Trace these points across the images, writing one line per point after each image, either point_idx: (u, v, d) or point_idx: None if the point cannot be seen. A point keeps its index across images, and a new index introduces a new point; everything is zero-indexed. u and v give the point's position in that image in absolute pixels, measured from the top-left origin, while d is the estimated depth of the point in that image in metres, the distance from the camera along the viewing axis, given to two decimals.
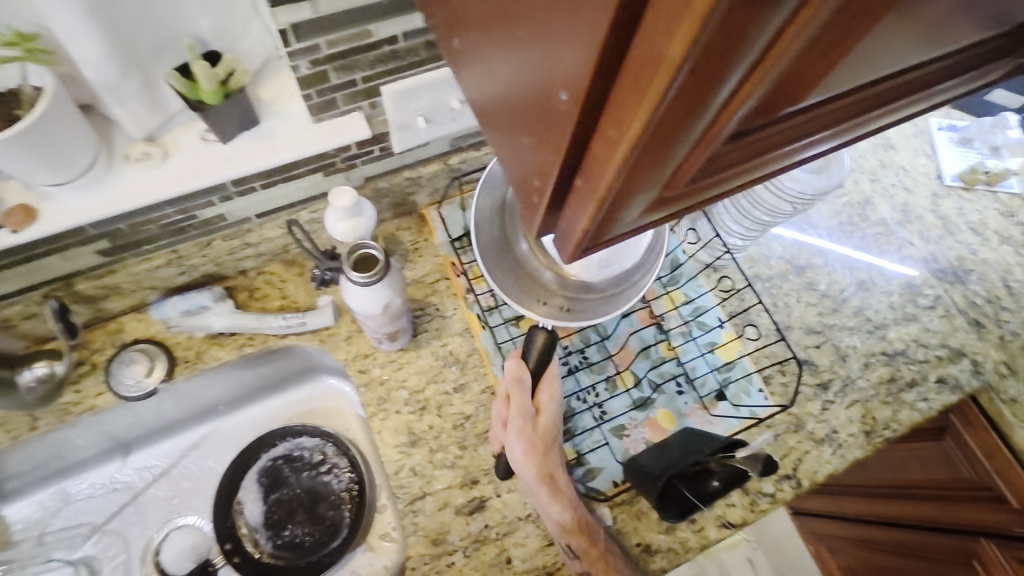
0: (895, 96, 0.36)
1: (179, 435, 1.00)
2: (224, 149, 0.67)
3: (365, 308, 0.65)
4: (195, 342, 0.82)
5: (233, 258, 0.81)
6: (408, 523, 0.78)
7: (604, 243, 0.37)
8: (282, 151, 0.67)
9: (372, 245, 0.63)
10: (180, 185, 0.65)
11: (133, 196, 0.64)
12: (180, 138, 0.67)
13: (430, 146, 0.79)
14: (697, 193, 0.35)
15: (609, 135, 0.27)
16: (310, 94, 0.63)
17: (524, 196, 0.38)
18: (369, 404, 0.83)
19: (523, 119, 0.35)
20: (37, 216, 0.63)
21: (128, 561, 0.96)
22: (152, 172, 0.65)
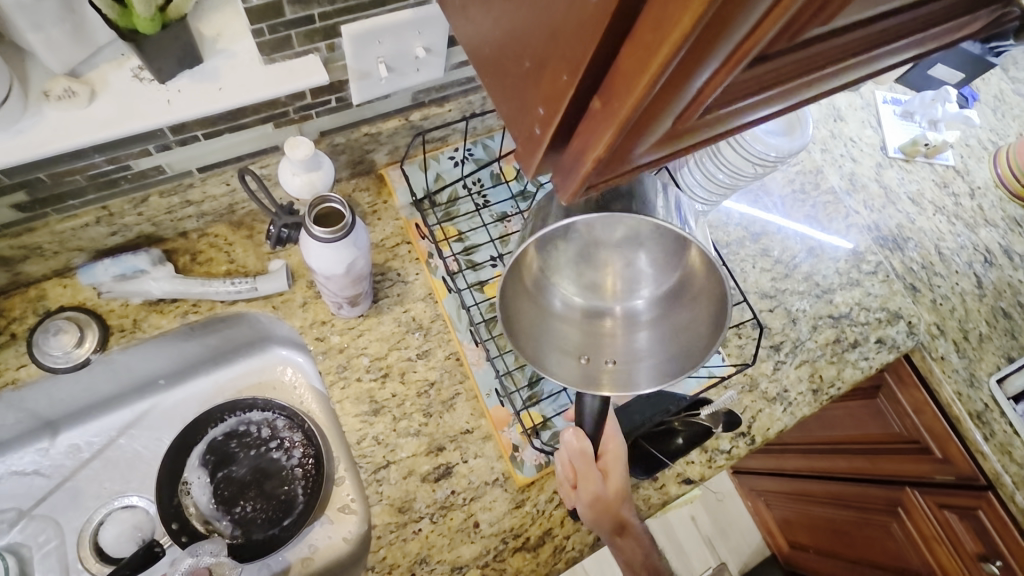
0: (868, 45, 0.38)
1: (114, 411, 0.93)
2: (161, 90, 0.60)
3: (328, 268, 0.62)
4: (131, 310, 0.75)
5: (174, 217, 0.74)
6: (373, 491, 0.75)
7: (605, 178, 0.37)
8: (229, 94, 0.61)
9: (335, 199, 0.59)
10: (109, 128, 0.58)
11: (55, 139, 0.57)
12: (109, 76, 0.60)
13: (391, 99, 0.75)
14: (694, 130, 0.36)
15: (640, 48, 0.27)
16: (261, 30, 0.57)
17: (524, 127, 0.37)
18: (329, 372, 0.79)
19: (530, 43, 0.34)
20: None
21: (61, 546, 0.89)
22: (77, 113, 0.58)
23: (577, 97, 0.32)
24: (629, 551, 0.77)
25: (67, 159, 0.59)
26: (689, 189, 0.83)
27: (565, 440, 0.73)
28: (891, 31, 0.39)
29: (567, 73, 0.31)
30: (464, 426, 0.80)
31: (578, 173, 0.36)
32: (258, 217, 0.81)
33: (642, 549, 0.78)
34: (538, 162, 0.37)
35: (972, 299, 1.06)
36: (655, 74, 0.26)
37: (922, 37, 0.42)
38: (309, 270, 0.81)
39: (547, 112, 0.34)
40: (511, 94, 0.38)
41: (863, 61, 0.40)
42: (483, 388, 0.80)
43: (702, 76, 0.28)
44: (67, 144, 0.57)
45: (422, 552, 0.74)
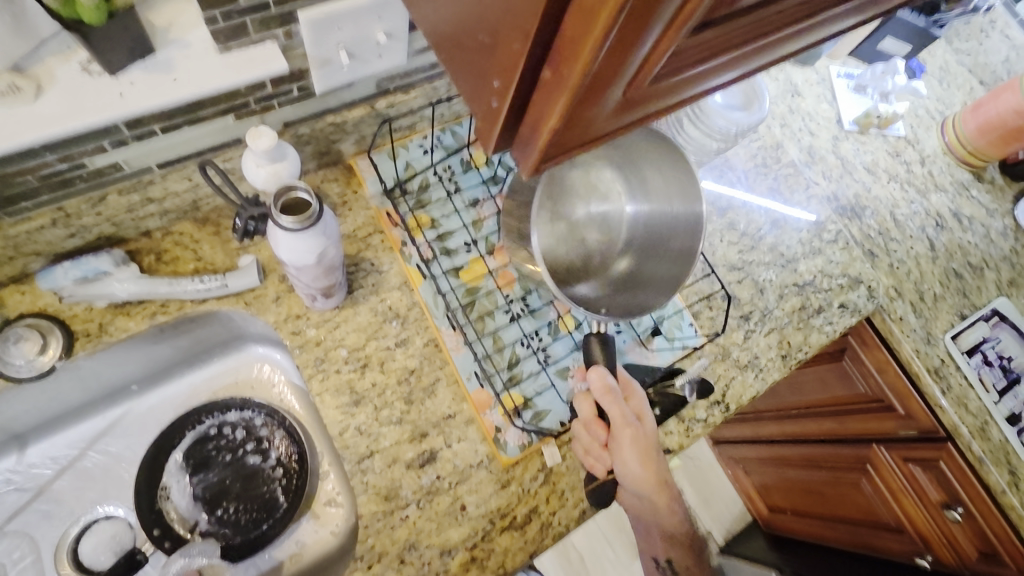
0: (808, 13, 0.40)
1: (85, 420, 0.90)
2: (113, 83, 0.58)
3: (297, 258, 0.60)
4: (96, 313, 0.73)
5: (136, 217, 0.72)
6: (358, 482, 0.75)
7: (565, 150, 0.37)
8: (185, 85, 0.59)
9: (302, 188, 0.58)
10: (61, 124, 0.56)
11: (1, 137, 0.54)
12: (56, 70, 0.58)
13: (354, 86, 0.74)
14: (648, 98, 0.36)
15: (584, 13, 0.27)
16: (215, 17, 0.56)
17: (482, 103, 0.37)
18: (306, 366, 0.78)
19: (482, 17, 0.34)
20: None
21: (38, 561, 0.87)
22: (24, 111, 0.56)
23: (529, 65, 0.32)
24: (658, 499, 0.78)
25: (17, 159, 0.57)
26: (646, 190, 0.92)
27: (591, 381, 0.75)
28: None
29: (518, 42, 0.31)
30: (446, 411, 0.80)
31: (536, 146, 0.36)
32: (223, 213, 0.79)
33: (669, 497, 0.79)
34: (497, 139, 0.38)
35: (926, 261, 1.11)
36: (600, 35, 0.27)
37: (860, 5, 0.44)
38: (280, 265, 0.80)
39: (502, 84, 0.34)
40: (467, 71, 0.38)
41: (804, 29, 0.41)
42: (463, 372, 0.81)
43: (648, 40, 0.29)
44: (15, 143, 0.55)
45: (410, 539, 0.74)
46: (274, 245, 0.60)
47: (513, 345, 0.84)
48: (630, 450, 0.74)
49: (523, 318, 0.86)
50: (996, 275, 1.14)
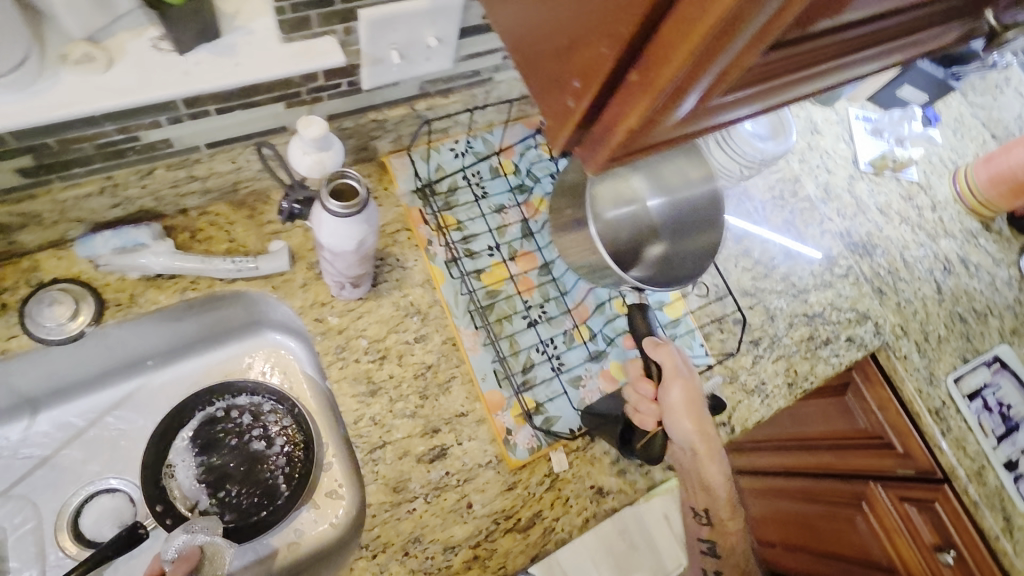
0: (862, 47, 0.42)
1: (100, 390, 0.91)
2: (179, 62, 0.60)
3: (337, 242, 0.62)
4: (128, 284, 0.75)
5: (178, 193, 0.75)
6: (368, 471, 0.76)
7: (632, 152, 0.39)
8: (246, 70, 0.62)
9: (353, 175, 0.59)
10: (126, 95, 0.58)
11: (69, 104, 0.56)
12: (127, 44, 0.60)
13: (399, 87, 0.77)
14: (712, 111, 0.39)
15: (679, 26, 0.29)
16: (284, 9, 0.58)
17: (556, 103, 0.40)
18: (327, 353, 0.80)
19: (567, 23, 0.37)
20: None
21: (38, 528, 0.86)
22: (93, 79, 0.58)
23: (614, 69, 0.34)
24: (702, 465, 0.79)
25: (78, 126, 0.59)
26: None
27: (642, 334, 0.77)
28: (881, 36, 0.43)
29: (607, 48, 0.33)
30: (459, 409, 0.81)
31: (607, 145, 0.38)
32: (261, 198, 0.82)
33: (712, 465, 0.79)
34: (567, 137, 0.40)
35: (932, 303, 1.14)
36: (693, 48, 0.29)
37: (910, 42, 0.47)
38: (310, 252, 0.82)
39: (582, 87, 0.37)
40: (543, 74, 0.41)
41: (857, 61, 0.44)
42: (479, 372, 0.83)
43: (731, 57, 0.31)
44: (81, 110, 0.57)
45: (415, 533, 0.75)
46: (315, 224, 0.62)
47: (529, 350, 0.86)
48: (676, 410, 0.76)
49: (540, 325, 0.88)
50: (1000, 323, 1.16)
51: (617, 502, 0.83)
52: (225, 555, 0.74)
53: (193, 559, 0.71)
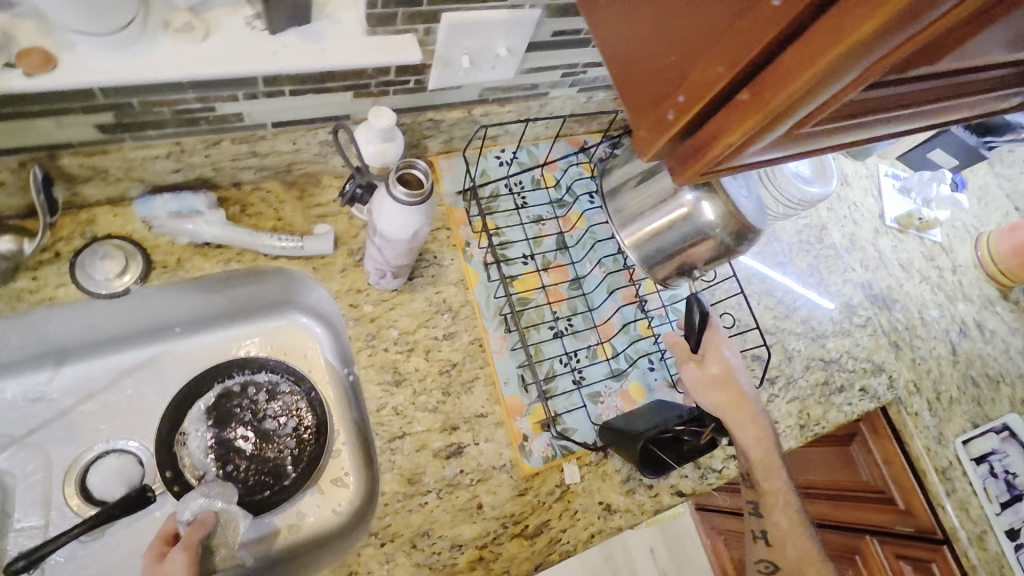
0: (938, 97, 0.45)
1: (126, 351, 0.92)
2: (269, 41, 0.63)
3: (395, 227, 0.63)
4: (176, 249, 0.77)
5: (236, 165, 0.77)
6: (385, 459, 0.77)
7: (720, 167, 0.42)
8: (329, 57, 0.64)
9: (420, 165, 0.61)
10: (215, 66, 0.61)
11: (162, 68, 0.59)
12: (222, 19, 0.63)
13: (460, 91, 0.80)
14: (798, 138, 0.42)
15: (801, 53, 0.32)
16: (376, 3, 0.62)
17: (653, 113, 0.42)
18: (358, 338, 0.81)
19: (678, 43, 0.39)
20: (57, 64, 0.56)
21: (47, 480, 0.86)
22: (190, 47, 0.61)
23: (724, 88, 0.36)
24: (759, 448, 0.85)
25: (163, 91, 0.62)
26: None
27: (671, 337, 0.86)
28: (955, 89, 0.46)
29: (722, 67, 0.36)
30: (479, 409, 0.82)
31: (701, 157, 0.41)
32: (311, 181, 0.84)
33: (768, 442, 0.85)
34: (659, 148, 0.42)
35: (946, 363, 1.15)
36: (815, 75, 0.32)
37: (979, 100, 0.50)
38: (352, 239, 0.84)
39: (686, 101, 0.39)
40: (642, 88, 0.43)
41: (928, 111, 0.47)
42: (502, 376, 0.84)
43: (840, 87, 0.34)
44: (171, 74, 0.59)
45: (424, 526, 0.75)
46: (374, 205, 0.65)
47: (553, 360, 0.87)
48: (723, 391, 0.83)
49: (566, 336, 0.89)
50: (1010, 391, 1.17)
51: (625, 522, 0.83)
52: (240, 521, 0.75)
53: (210, 522, 0.72)
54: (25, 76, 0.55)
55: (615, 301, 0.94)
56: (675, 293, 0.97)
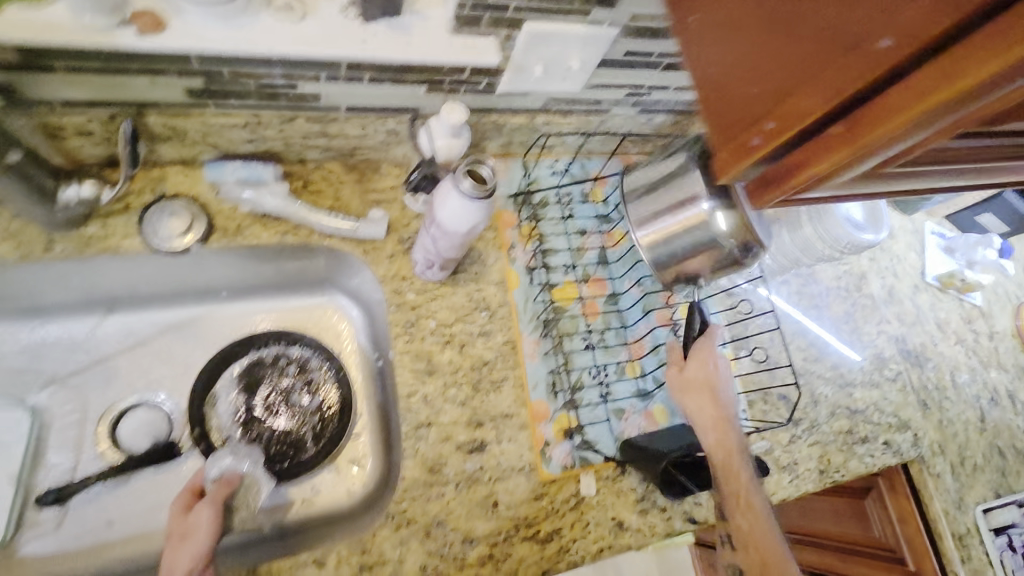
0: (997, 149, 0.49)
1: (171, 308, 0.95)
2: (360, 30, 0.66)
3: (455, 220, 0.65)
4: (238, 215, 0.80)
5: (304, 143, 0.80)
6: (409, 445, 0.78)
7: (801, 189, 0.45)
8: (413, 51, 0.67)
9: (490, 164, 0.63)
10: (307, 46, 0.64)
11: (260, 43, 0.62)
12: (320, 4, 0.66)
13: (527, 98, 0.81)
14: (872, 172, 0.45)
15: (906, 93, 0.35)
16: (465, 5, 0.64)
17: (741, 135, 0.45)
18: (397, 324, 0.83)
19: (775, 72, 0.43)
20: (166, 27, 0.60)
21: (81, 421, 0.89)
22: (287, 26, 0.64)
23: (820, 118, 0.40)
24: (722, 457, 0.76)
25: (254, 64, 0.64)
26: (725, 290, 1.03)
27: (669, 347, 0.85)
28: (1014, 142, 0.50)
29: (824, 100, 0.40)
30: (505, 409, 0.84)
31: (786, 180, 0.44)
32: (371, 167, 0.87)
33: (734, 453, 0.76)
34: (744, 168, 0.46)
35: (974, 429, 1.13)
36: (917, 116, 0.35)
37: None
38: (403, 228, 0.86)
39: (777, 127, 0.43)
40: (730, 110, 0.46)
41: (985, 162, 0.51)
42: (531, 380, 0.86)
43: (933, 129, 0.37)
44: (264, 49, 0.62)
45: (440, 516, 0.76)
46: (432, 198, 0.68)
47: (582, 370, 0.88)
48: (697, 393, 0.79)
49: (597, 349, 0.90)
50: None
51: (635, 541, 0.83)
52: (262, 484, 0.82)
53: (236, 484, 0.77)
54: (138, 35, 0.59)
55: (649, 322, 0.94)
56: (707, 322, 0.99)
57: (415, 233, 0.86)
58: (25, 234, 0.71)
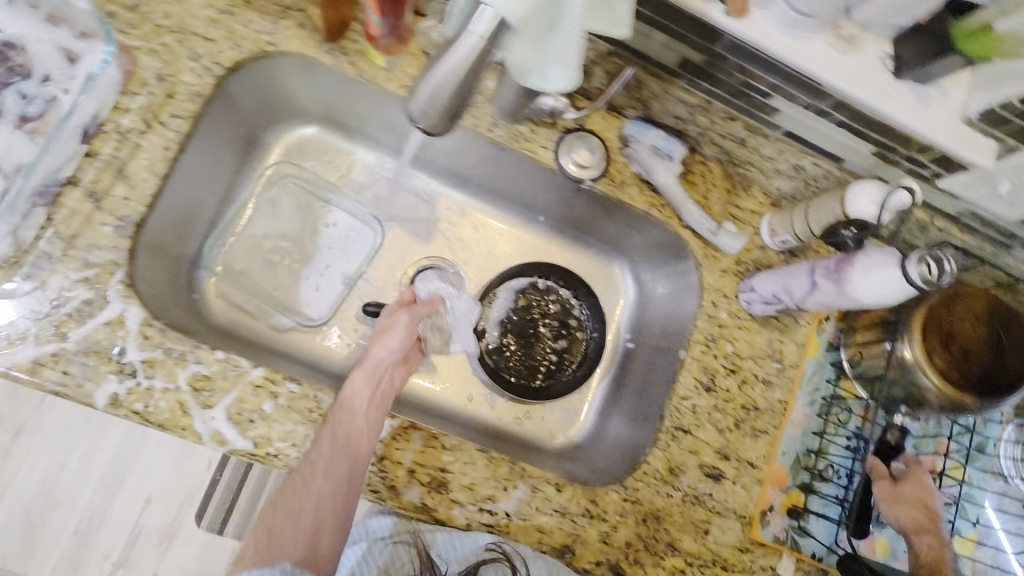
0: None
1: (501, 209, 1.07)
2: (889, 84, 0.63)
3: (873, 286, 0.64)
4: (628, 172, 0.86)
5: (716, 139, 0.84)
6: (664, 440, 0.83)
7: None
8: (927, 125, 0.64)
9: (953, 263, 0.60)
10: (845, 80, 0.62)
11: (811, 60, 0.62)
12: (868, 43, 0.63)
13: (950, 199, 0.78)
14: None
15: None
16: (1013, 103, 0.60)
17: None
18: (701, 333, 0.87)
19: None
20: (747, 16, 0.61)
21: (401, 260, 1.02)
22: (833, 53, 0.62)
23: None
24: (935, 562, 0.77)
25: (763, 67, 0.67)
26: (1005, 474, 0.93)
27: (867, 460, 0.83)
28: None
29: None
30: (752, 458, 0.85)
31: None
32: (746, 185, 0.90)
33: (944, 560, 0.77)
34: None
35: None
36: None
37: None
38: (746, 253, 0.89)
39: None
40: None
41: None
42: (783, 446, 0.86)
43: None
44: (807, 67, 0.62)
45: (659, 511, 0.81)
46: (844, 253, 0.68)
47: (833, 465, 0.86)
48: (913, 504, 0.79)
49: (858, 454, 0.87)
50: None
51: None
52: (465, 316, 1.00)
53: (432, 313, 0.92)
54: (724, 13, 0.60)
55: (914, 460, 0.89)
56: (970, 492, 0.92)
57: (753, 261, 0.88)
58: (481, 110, 0.82)
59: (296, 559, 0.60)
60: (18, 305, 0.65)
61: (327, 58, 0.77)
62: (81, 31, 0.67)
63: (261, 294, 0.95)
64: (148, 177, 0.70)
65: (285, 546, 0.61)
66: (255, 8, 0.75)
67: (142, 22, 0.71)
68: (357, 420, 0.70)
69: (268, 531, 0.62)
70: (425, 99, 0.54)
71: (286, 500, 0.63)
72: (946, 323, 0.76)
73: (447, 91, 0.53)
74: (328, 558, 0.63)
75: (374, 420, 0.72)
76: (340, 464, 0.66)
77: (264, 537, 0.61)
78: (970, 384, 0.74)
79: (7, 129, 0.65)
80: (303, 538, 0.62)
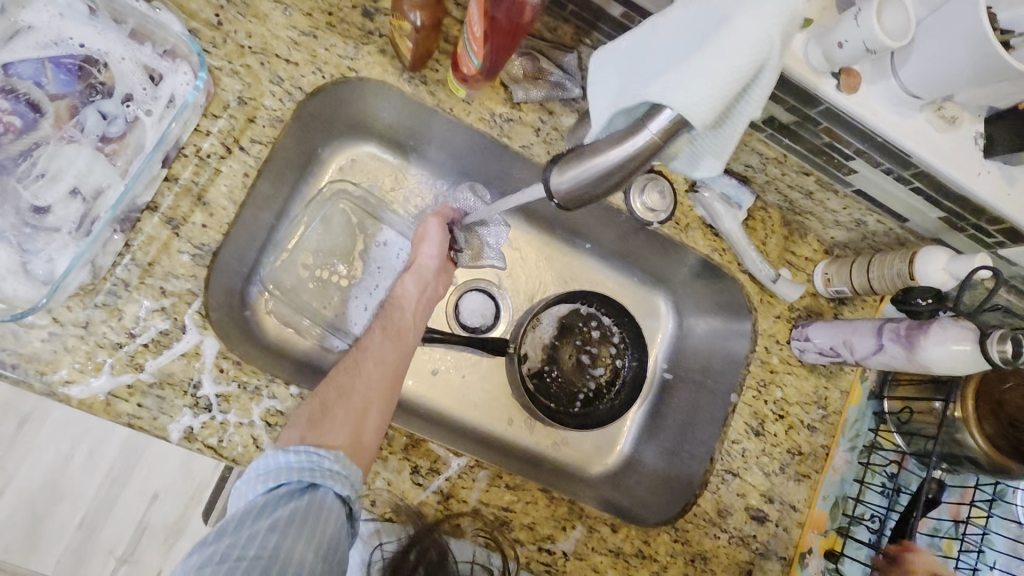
0: None
1: (549, 233, 1.07)
2: (979, 163, 0.66)
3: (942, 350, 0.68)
4: (691, 216, 0.89)
5: (782, 188, 0.85)
6: (715, 482, 0.86)
7: None
8: (1010, 203, 0.67)
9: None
10: (938, 156, 0.65)
11: (908, 137, 0.64)
12: (963, 120, 0.66)
13: (1007, 267, 0.80)
14: None
15: None
16: None
17: None
18: (752, 378, 0.90)
19: None
20: (853, 92, 0.63)
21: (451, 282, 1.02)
22: (931, 131, 0.65)
23: None
24: None
25: (853, 135, 0.69)
26: None
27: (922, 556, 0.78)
28: None
29: None
30: (794, 502, 0.87)
31: None
32: (802, 232, 0.91)
33: None
34: None
35: None
36: None
37: None
38: (799, 302, 0.90)
39: None
40: None
41: None
42: (824, 491, 0.88)
43: None
44: (906, 143, 0.64)
45: (706, 552, 0.83)
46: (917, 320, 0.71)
47: (867, 508, 0.87)
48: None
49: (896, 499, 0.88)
50: None
51: None
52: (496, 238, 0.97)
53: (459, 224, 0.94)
54: (836, 89, 0.63)
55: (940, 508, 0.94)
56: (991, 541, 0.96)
57: (805, 309, 0.90)
58: (556, 146, 0.81)
59: (345, 442, 0.63)
60: (93, 333, 0.63)
61: (408, 86, 0.76)
62: (165, 50, 0.66)
63: (309, 312, 0.94)
64: (227, 205, 0.69)
65: (336, 421, 0.65)
66: (339, 32, 0.73)
67: (225, 41, 0.69)
68: (405, 317, 0.82)
69: (322, 405, 0.66)
70: (573, 181, 0.51)
71: (340, 381, 0.70)
72: (991, 390, 0.80)
73: (602, 179, 0.49)
74: (369, 446, 0.65)
75: (420, 322, 0.83)
76: (388, 355, 0.75)
77: (318, 412, 0.66)
78: (1011, 450, 0.78)
79: (87, 150, 0.64)
80: (352, 414, 0.66)
